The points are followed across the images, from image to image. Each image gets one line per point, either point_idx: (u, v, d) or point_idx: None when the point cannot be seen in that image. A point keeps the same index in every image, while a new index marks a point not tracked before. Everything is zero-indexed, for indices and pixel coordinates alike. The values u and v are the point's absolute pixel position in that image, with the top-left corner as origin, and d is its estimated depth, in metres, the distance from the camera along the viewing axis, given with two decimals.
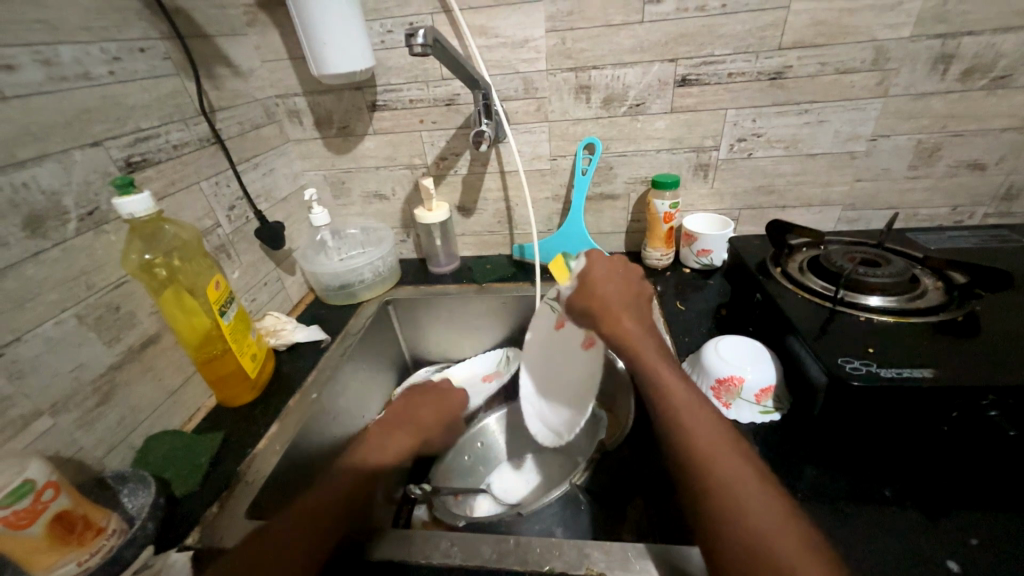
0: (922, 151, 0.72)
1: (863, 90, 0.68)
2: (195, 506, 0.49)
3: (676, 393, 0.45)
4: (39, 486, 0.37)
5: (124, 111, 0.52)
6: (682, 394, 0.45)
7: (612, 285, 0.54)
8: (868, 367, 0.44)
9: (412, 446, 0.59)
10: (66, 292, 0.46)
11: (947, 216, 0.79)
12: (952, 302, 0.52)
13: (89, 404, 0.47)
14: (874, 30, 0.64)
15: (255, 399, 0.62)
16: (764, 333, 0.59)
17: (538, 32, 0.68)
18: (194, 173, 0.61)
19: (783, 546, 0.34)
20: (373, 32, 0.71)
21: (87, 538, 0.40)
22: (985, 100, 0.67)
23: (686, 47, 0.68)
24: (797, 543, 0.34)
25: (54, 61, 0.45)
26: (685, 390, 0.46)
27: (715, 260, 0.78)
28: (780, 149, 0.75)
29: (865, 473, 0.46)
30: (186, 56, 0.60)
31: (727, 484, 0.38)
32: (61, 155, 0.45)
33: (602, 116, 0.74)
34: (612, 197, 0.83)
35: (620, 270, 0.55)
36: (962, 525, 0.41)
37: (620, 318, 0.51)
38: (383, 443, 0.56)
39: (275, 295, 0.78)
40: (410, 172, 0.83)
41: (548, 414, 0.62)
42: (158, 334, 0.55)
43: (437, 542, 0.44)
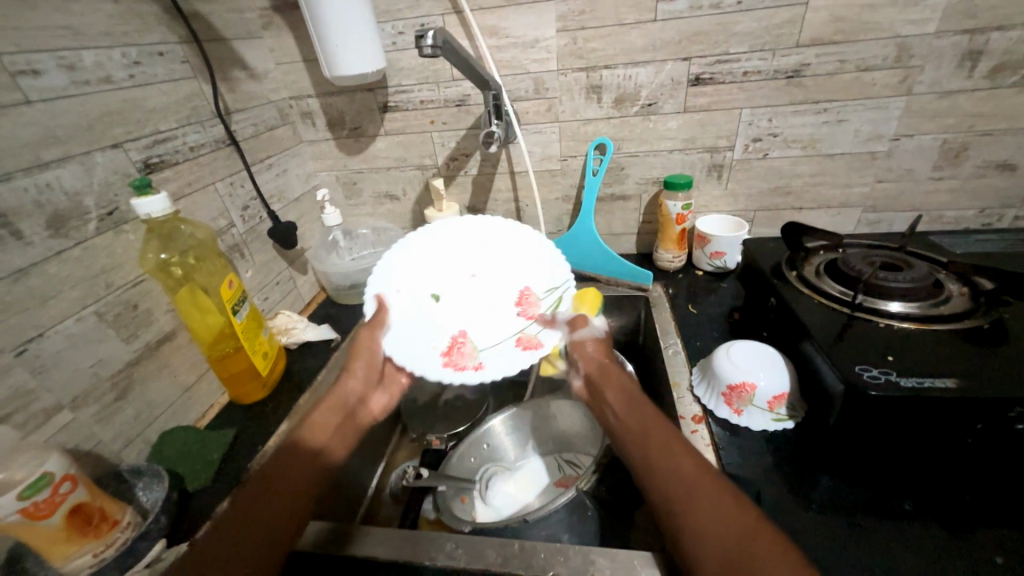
0: (948, 152, 0.70)
1: (885, 88, 0.66)
2: (207, 503, 0.50)
3: (638, 421, 0.46)
4: (58, 478, 0.38)
5: (143, 114, 0.53)
6: (644, 420, 0.46)
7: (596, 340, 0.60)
8: (887, 376, 0.42)
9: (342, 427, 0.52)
10: (87, 290, 0.47)
11: (974, 218, 0.76)
12: (978, 309, 0.50)
13: (108, 399, 0.48)
14: (896, 26, 0.62)
15: (266, 397, 0.64)
16: (778, 338, 0.57)
17: (549, 32, 0.68)
18: (210, 174, 0.62)
19: (762, 555, 0.33)
20: (385, 33, 0.71)
21: (104, 529, 0.41)
22: (1016, 97, 0.64)
23: (700, 46, 0.66)
24: (775, 550, 0.33)
25: (78, 66, 0.46)
26: (649, 418, 0.46)
27: (728, 262, 0.77)
28: (797, 149, 0.73)
29: (882, 485, 0.44)
30: (203, 59, 0.61)
31: (683, 505, 0.37)
32: (82, 156, 0.47)
33: (614, 116, 0.74)
34: (623, 198, 0.82)
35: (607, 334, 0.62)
36: (986, 542, 0.39)
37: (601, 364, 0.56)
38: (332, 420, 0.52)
39: (288, 293, 0.79)
40: (421, 173, 0.84)
41: (493, 503, 0.62)
42: (174, 332, 0.56)
43: (443, 544, 0.45)
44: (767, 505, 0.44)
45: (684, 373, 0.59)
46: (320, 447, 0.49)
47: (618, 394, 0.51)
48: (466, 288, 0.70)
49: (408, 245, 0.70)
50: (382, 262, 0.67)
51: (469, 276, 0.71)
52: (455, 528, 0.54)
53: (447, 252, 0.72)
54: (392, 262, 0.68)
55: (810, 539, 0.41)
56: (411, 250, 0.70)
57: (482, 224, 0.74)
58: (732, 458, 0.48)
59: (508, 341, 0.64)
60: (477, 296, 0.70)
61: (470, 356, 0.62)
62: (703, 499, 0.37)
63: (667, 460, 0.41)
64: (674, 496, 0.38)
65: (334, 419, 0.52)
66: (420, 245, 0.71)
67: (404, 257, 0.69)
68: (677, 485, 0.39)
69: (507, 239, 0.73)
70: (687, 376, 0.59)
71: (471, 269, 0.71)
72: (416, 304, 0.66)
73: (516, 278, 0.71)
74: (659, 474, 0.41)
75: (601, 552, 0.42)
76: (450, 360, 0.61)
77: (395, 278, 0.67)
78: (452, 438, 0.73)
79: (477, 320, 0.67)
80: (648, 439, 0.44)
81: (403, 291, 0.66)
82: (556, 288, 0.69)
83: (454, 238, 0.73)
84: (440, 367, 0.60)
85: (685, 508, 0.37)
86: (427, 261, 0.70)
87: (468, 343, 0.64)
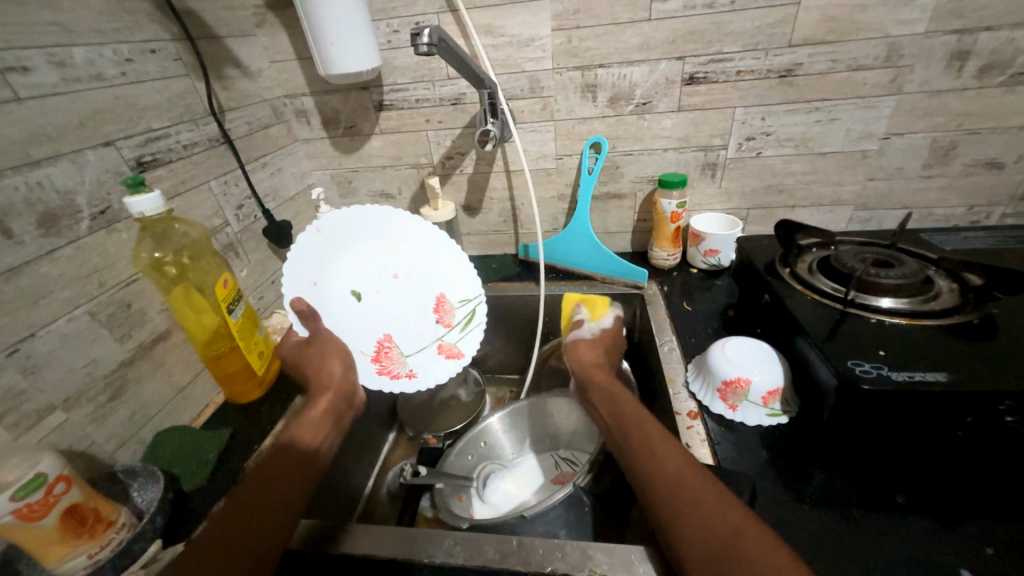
0: (937, 150, 0.71)
1: (876, 87, 0.67)
2: (203, 503, 0.49)
3: (625, 421, 0.47)
4: (52, 479, 0.38)
5: (135, 112, 0.53)
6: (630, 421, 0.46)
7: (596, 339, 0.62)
8: (879, 370, 0.43)
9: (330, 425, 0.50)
10: (79, 289, 0.46)
11: (963, 216, 0.77)
12: (967, 305, 0.51)
13: (101, 399, 0.48)
14: (887, 26, 0.62)
15: (262, 396, 0.63)
16: (772, 334, 0.58)
17: (544, 31, 0.68)
18: (204, 173, 0.62)
19: (745, 547, 0.33)
20: (380, 32, 0.71)
21: (98, 530, 0.40)
22: (1003, 97, 0.65)
23: (694, 45, 0.67)
24: (759, 541, 0.33)
25: (68, 63, 0.46)
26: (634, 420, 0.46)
27: (723, 260, 0.78)
28: (790, 148, 0.73)
29: (875, 479, 0.45)
30: (196, 57, 0.61)
31: (681, 491, 0.38)
32: (73, 154, 0.46)
33: (609, 115, 0.74)
34: (618, 197, 0.82)
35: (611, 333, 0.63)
36: (976, 534, 0.40)
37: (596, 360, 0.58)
38: (329, 419, 0.51)
39: (282, 293, 0.78)
40: (417, 172, 0.83)
41: (493, 501, 0.62)
42: (168, 331, 0.56)
43: (441, 541, 0.45)
44: (762, 500, 0.44)
45: (680, 369, 0.59)
46: (311, 447, 0.48)
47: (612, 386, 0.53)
48: (386, 289, 0.68)
49: (327, 230, 0.63)
50: (299, 250, 0.60)
51: (390, 278, 0.68)
52: (453, 525, 0.55)
53: (369, 238, 0.67)
54: (308, 250, 0.61)
55: (804, 532, 0.41)
56: (329, 236, 0.63)
57: (395, 218, 0.68)
58: (727, 453, 0.49)
59: (431, 347, 0.68)
60: (400, 298, 0.69)
61: (400, 362, 0.65)
62: (700, 485, 0.38)
63: (666, 448, 0.42)
64: (662, 495, 0.39)
65: (328, 420, 0.51)
66: (339, 230, 0.64)
67: (322, 243, 0.63)
68: (675, 472, 0.39)
69: (421, 242, 0.70)
70: (683, 372, 0.59)
71: (392, 269, 0.69)
72: (335, 305, 0.63)
73: (435, 281, 0.71)
74: (656, 459, 0.41)
75: (599, 547, 0.42)
76: (382, 367, 0.63)
77: (314, 269, 0.62)
78: (449, 436, 0.72)
79: (400, 321, 0.68)
80: (635, 440, 0.44)
81: (323, 285, 0.63)
82: (473, 300, 0.71)
83: (370, 230, 0.67)
84: (375, 375, 0.62)
85: (683, 493, 0.38)
86: (347, 253, 0.66)
87: (394, 347, 0.66)
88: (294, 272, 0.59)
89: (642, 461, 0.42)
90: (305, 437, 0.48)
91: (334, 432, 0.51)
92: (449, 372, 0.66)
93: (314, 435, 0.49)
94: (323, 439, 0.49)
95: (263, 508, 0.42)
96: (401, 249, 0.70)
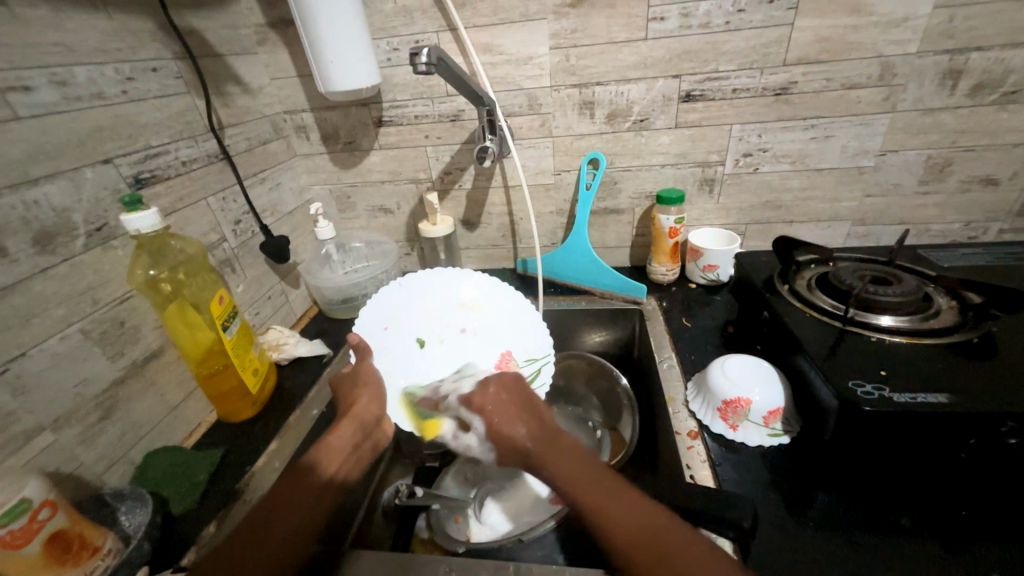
0: (933, 167, 0.71)
1: (870, 106, 0.68)
2: (193, 527, 0.48)
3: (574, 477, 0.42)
4: (36, 505, 0.37)
5: (135, 129, 0.53)
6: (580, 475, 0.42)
7: (489, 401, 0.51)
8: (880, 392, 0.42)
9: (351, 453, 0.50)
10: (72, 307, 0.46)
11: (960, 232, 0.78)
12: (966, 323, 0.51)
13: (91, 419, 0.47)
14: (879, 46, 0.63)
15: (256, 415, 0.63)
16: (772, 352, 0.57)
17: (542, 49, 0.69)
18: (202, 189, 0.62)
19: None
20: (380, 50, 0.72)
21: (83, 557, 0.39)
22: (996, 115, 0.66)
23: (690, 63, 0.68)
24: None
25: (69, 82, 0.46)
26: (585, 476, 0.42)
27: (721, 275, 0.78)
28: (786, 164, 0.74)
29: (879, 501, 0.44)
30: (197, 75, 0.61)
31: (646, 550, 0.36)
32: (72, 172, 0.46)
33: (607, 131, 0.74)
34: (616, 212, 0.83)
35: (501, 381, 0.53)
36: (984, 559, 0.39)
37: (521, 424, 0.48)
38: (347, 448, 0.50)
39: (279, 308, 0.78)
40: (415, 187, 0.84)
41: (493, 519, 0.60)
42: (161, 348, 0.55)
43: (437, 567, 0.44)
44: (764, 523, 0.43)
45: (679, 387, 0.59)
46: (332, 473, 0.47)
47: (559, 455, 0.44)
48: (451, 340, 0.69)
49: (410, 281, 0.70)
50: (380, 295, 0.67)
51: (458, 330, 0.70)
52: (449, 549, 0.54)
53: (448, 294, 0.72)
54: (389, 297, 0.68)
55: (808, 557, 0.40)
56: (409, 287, 0.70)
57: (471, 279, 0.73)
58: (728, 475, 0.48)
59: None
60: (464, 350, 0.68)
61: None
62: (665, 535, 0.36)
63: (620, 509, 0.38)
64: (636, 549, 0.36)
65: (346, 448, 0.50)
66: (421, 284, 0.71)
67: (402, 293, 0.69)
68: (634, 533, 0.37)
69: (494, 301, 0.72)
70: (683, 391, 0.58)
71: (461, 323, 0.70)
72: (398, 350, 0.66)
73: (500, 337, 0.69)
74: (613, 529, 0.37)
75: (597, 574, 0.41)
76: (419, 411, 0.62)
77: (387, 314, 0.68)
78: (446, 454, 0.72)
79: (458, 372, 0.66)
80: (592, 494, 0.40)
81: (392, 329, 0.67)
82: (541, 361, 0.67)
83: (452, 287, 0.72)
84: (413, 419, 0.60)
85: (649, 553, 0.35)
86: (425, 304, 0.70)
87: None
88: (368, 311, 0.65)
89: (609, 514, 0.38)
90: (322, 463, 0.48)
91: (353, 460, 0.50)
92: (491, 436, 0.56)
93: (330, 461, 0.48)
94: (342, 465, 0.49)
95: (268, 537, 0.42)
96: (475, 305, 0.72)
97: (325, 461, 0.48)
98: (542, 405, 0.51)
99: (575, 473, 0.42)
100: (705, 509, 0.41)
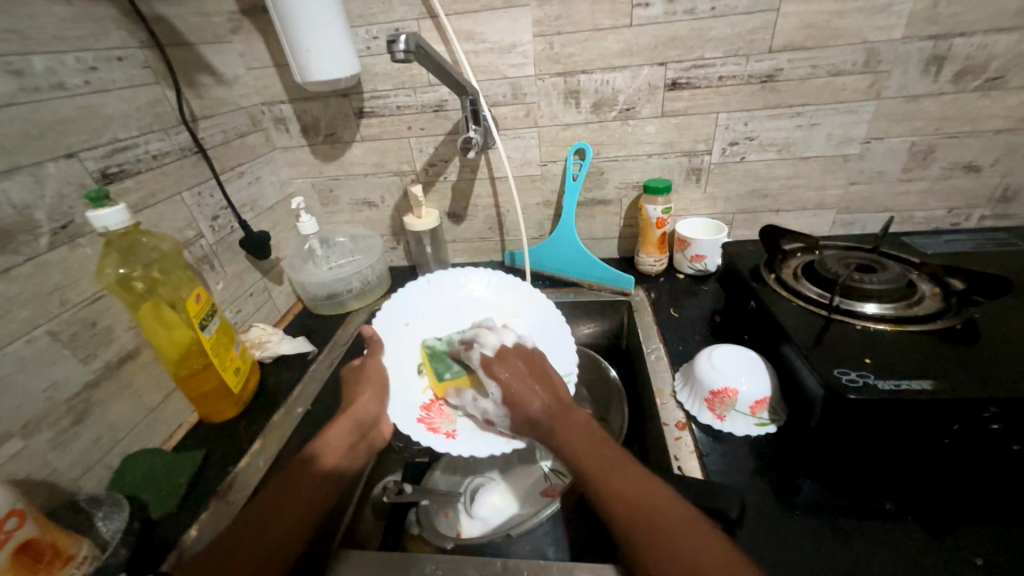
0: (916, 154, 0.72)
1: (855, 92, 0.67)
2: (174, 531, 0.47)
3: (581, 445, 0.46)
4: (3, 516, 0.35)
5: (100, 122, 0.51)
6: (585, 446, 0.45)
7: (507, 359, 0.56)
8: (865, 379, 0.42)
9: (347, 451, 0.50)
10: (38, 309, 0.44)
11: (943, 219, 0.78)
12: (950, 309, 0.51)
13: (64, 424, 0.46)
14: (864, 32, 0.63)
15: (239, 415, 0.61)
16: (759, 341, 0.57)
17: (526, 36, 0.67)
18: (175, 184, 0.60)
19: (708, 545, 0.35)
20: (358, 38, 0.70)
21: (57, 566, 0.38)
22: (979, 101, 0.66)
23: (676, 51, 0.67)
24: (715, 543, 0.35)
25: (26, 72, 0.44)
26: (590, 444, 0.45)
27: (709, 265, 0.77)
28: (772, 153, 0.74)
29: (864, 487, 0.45)
30: (166, 65, 0.59)
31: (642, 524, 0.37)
32: (33, 167, 0.44)
33: (593, 121, 0.73)
34: (604, 203, 0.82)
35: (519, 350, 0.58)
36: (965, 541, 0.40)
37: (536, 391, 0.53)
38: (346, 446, 0.51)
39: (261, 305, 0.76)
40: (399, 179, 0.82)
41: (483, 512, 0.59)
42: (137, 349, 0.54)
43: (423, 564, 0.43)
44: (751, 512, 0.43)
45: (667, 378, 0.59)
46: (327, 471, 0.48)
47: (571, 426, 0.48)
48: None
49: (437, 279, 0.71)
50: (405, 291, 0.68)
51: None
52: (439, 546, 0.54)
53: (471, 297, 0.72)
54: (415, 293, 0.69)
55: (795, 544, 0.40)
56: (435, 286, 0.70)
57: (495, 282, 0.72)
58: (715, 465, 0.48)
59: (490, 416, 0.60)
60: None
61: (446, 420, 0.60)
62: (662, 514, 0.37)
63: (623, 479, 0.41)
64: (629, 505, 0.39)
65: (343, 446, 0.50)
66: (449, 283, 0.72)
67: (429, 291, 0.70)
68: (636, 503, 0.39)
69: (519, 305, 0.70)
70: (671, 382, 0.58)
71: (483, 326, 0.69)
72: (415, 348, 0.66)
73: None
74: (609, 491, 0.40)
75: (586, 568, 0.41)
76: (424, 417, 0.59)
77: (410, 310, 0.68)
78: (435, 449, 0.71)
79: None
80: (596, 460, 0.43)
81: (412, 327, 0.67)
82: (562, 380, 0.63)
83: (478, 289, 0.72)
84: (413, 421, 0.58)
85: (645, 527, 0.37)
86: (449, 306, 0.71)
87: (450, 403, 0.62)
88: (390, 306, 0.66)
89: (607, 479, 0.41)
90: (315, 461, 0.48)
91: (349, 459, 0.50)
92: (490, 449, 0.56)
93: (327, 459, 0.48)
94: (339, 462, 0.49)
95: (260, 538, 0.41)
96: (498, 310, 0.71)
97: (321, 458, 0.48)
98: (560, 379, 0.56)
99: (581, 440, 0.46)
100: (692, 499, 0.41)
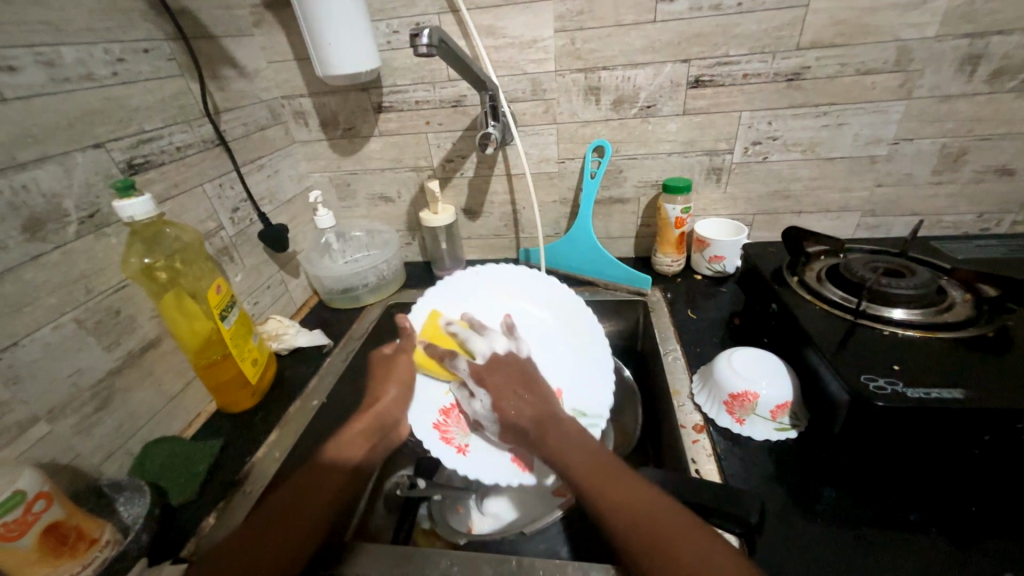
0: (947, 156, 0.70)
1: (885, 92, 0.66)
2: (192, 518, 0.48)
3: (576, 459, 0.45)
4: (30, 497, 0.36)
5: (127, 113, 0.51)
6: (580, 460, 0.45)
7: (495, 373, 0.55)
8: (893, 387, 0.41)
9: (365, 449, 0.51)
10: (65, 296, 0.45)
11: (973, 223, 0.76)
12: (981, 317, 0.49)
13: (87, 410, 0.46)
14: (896, 29, 0.61)
15: (256, 405, 0.62)
16: (780, 345, 0.56)
17: (547, 32, 0.67)
18: (198, 176, 0.60)
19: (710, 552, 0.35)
20: (379, 32, 0.70)
21: (80, 549, 0.38)
22: (1015, 102, 0.64)
23: (699, 48, 0.65)
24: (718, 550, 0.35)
25: (57, 63, 0.44)
26: (583, 453, 0.45)
27: (727, 266, 0.76)
28: (796, 153, 0.72)
29: (886, 495, 0.44)
30: (191, 58, 0.59)
31: (648, 539, 0.36)
32: (62, 157, 0.45)
33: (612, 118, 0.72)
34: (621, 201, 0.81)
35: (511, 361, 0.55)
36: (994, 555, 0.38)
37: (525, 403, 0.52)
38: (362, 442, 0.52)
39: (278, 298, 0.77)
40: (416, 175, 0.82)
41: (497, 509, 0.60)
42: (159, 337, 0.54)
43: (438, 559, 0.43)
44: (770, 518, 0.42)
45: (684, 380, 0.58)
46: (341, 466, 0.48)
47: (563, 437, 0.47)
48: None
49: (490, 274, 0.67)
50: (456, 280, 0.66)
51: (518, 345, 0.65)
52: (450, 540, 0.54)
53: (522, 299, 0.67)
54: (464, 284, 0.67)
55: (815, 552, 0.40)
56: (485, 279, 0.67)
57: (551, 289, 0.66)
58: (734, 470, 0.47)
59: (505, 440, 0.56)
60: None
61: (462, 431, 0.58)
62: (667, 523, 0.37)
63: (622, 488, 0.40)
64: (630, 515, 0.38)
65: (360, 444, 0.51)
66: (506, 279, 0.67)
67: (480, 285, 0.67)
68: (634, 514, 0.38)
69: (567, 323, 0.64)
70: (688, 384, 0.57)
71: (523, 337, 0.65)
72: None
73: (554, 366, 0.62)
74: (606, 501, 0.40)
75: (601, 569, 0.41)
76: (441, 423, 0.58)
77: (454, 300, 0.66)
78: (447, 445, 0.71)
79: None
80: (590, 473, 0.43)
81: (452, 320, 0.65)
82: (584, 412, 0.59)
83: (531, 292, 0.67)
84: (427, 424, 0.57)
85: (648, 535, 0.36)
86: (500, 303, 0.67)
87: None
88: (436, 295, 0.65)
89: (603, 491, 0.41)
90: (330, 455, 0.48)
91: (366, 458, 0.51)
92: (496, 475, 0.54)
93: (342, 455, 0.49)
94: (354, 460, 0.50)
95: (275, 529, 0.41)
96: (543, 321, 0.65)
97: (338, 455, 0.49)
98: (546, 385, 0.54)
99: (573, 451, 0.46)
100: (710, 503, 0.40)
